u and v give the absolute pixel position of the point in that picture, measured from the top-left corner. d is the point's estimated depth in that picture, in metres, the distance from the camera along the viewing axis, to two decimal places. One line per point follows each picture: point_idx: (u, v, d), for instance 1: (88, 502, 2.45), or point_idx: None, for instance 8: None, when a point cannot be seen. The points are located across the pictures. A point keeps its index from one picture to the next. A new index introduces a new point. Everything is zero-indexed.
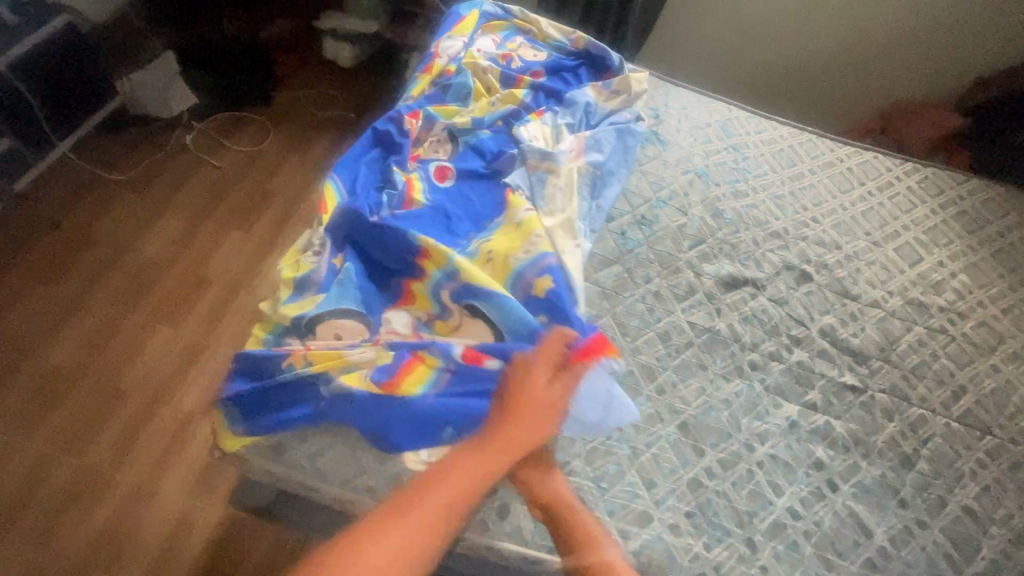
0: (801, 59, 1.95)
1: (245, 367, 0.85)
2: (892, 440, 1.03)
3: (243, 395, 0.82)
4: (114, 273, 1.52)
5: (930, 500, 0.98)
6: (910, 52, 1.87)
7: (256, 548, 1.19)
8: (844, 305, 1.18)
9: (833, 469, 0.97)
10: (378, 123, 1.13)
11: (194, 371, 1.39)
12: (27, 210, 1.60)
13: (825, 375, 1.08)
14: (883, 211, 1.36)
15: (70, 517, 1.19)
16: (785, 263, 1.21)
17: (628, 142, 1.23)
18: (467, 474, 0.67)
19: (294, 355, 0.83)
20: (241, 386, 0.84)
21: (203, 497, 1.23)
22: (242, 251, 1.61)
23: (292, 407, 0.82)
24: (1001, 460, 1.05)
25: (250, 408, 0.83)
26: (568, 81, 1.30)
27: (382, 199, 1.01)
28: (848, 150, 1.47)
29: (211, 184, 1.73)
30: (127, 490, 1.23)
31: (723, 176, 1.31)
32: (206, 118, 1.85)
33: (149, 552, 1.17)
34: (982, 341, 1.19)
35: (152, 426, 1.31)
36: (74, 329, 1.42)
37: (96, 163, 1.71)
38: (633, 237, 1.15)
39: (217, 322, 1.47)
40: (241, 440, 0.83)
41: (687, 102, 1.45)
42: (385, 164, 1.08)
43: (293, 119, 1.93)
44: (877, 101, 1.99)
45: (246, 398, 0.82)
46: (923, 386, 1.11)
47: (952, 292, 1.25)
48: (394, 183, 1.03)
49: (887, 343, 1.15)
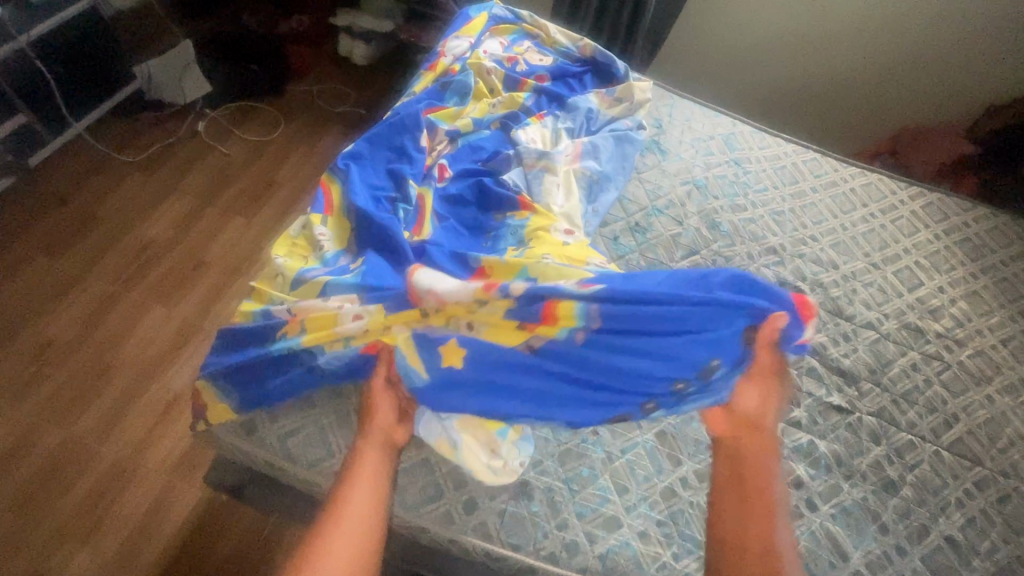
0: (811, 80, 1.96)
1: (235, 337, 0.86)
2: (876, 463, 1.01)
3: (231, 364, 0.84)
4: (117, 251, 1.55)
5: (911, 527, 0.95)
6: (922, 77, 1.86)
7: (234, 530, 1.19)
8: (836, 324, 1.17)
9: (812, 488, 0.95)
10: (390, 127, 1.07)
11: (186, 353, 1.41)
12: (38, 185, 1.63)
13: (811, 394, 1.06)
14: (885, 233, 1.34)
15: (53, 487, 1.20)
16: (778, 279, 1.20)
17: (626, 149, 1.22)
18: (363, 495, 0.73)
19: (289, 324, 0.83)
20: (230, 356, 0.85)
21: (186, 476, 1.24)
22: (243, 238, 1.63)
23: (279, 378, 0.83)
24: (989, 492, 1.02)
25: (237, 377, 0.84)
26: (572, 87, 1.32)
27: (389, 206, 0.99)
28: (852, 170, 1.46)
29: (219, 170, 1.76)
30: (110, 464, 1.24)
31: (723, 188, 1.31)
32: (219, 107, 1.89)
33: (127, 527, 1.18)
34: (977, 371, 1.17)
35: (141, 403, 1.32)
36: (74, 303, 1.45)
37: (109, 144, 1.75)
38: (625, 243, 1.15)
39: (213, 305, 1.49)
40: (229, 410, 0.85)
41: (691, 114, 1.45)
42: (394, 172, 1.03)
43: (305, 113, 1.96)
44: (887, 125, 1.98)
45: (234, 366, 0.84)
46: (913, 411, 1.09)
47: (950, 319, 1.23)
48: (407, 199, 1.00)
49: (878, 365, 1.13)
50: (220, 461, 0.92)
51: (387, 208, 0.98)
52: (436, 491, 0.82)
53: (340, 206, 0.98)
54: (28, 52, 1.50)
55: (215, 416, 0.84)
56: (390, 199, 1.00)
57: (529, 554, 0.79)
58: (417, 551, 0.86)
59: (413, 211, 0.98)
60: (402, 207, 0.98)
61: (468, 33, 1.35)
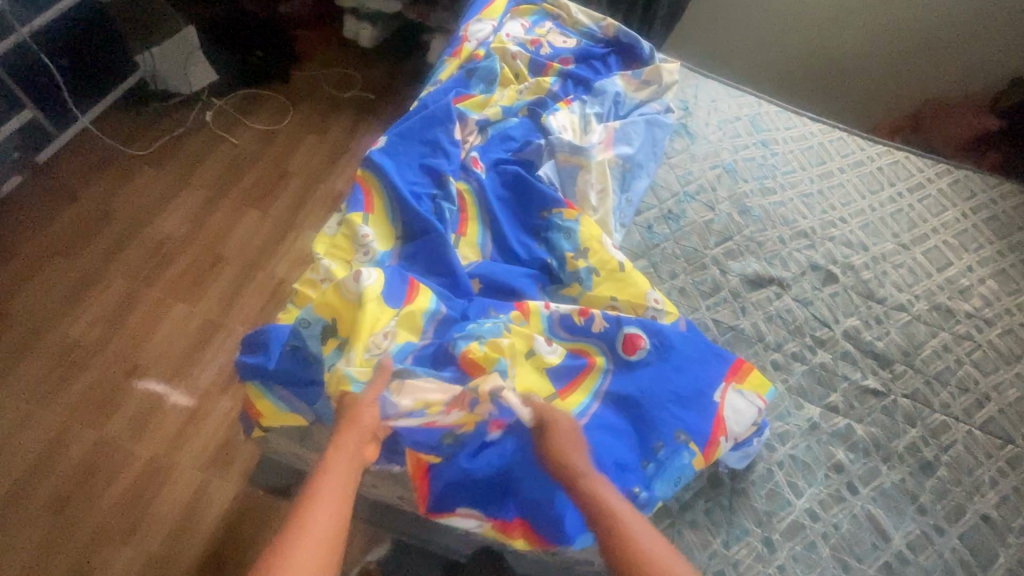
0: (831, 52, 1.92)
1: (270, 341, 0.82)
2: (912, 445, 1.01)
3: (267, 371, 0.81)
4: (133, 247, 1.53)
5: (948, 506, 0.96)
6: (945, 47, 1.82)
7: (271, 525, 1.20)
8: (869, 307, 1.16)
9: (852, 472, 0.96)
10: (422, 118, 1.05)
11: (211, 349, 1.40)
12: (49, 181, 1.60)
13: (847, 378, 1.06)
14: (913, 213, 1.32)
15: (90, 487, 1.21)
16: (811, 263, 1.19)
17: (656, 134, 1.21)
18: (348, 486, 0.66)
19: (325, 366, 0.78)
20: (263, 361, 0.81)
21: (220, 473, 1.25)
22: (259, 231, 1.60)
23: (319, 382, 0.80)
24: (1022, 469, 1.02)
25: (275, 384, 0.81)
26: (597, 69, 1.28)
27: (430, 202, 0.99)
28: (879, 149, 1.44)
29: (231, 161, 1.73)
30: (145, 463, 1.25)
31: (752, 172, 1.29)
32: (225, 96, 1.86)
33: (167, 524, 1.19)
34: (1007, 349, 1.16)
35: (171, 401, 1.32)
36: (95, 302, 1.43)
37: (117, 138, 1.72)
38: (659, 231, 1.14)
39: (235, 300, 1.48)
40: (271, 417, 0.81)
41: (717, 94, 1.42)
42: (430, 165, 1.02)
43: (314, 99, 1.92)
44: (908, 100, 1.95)
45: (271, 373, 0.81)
46: (946, 392, 1.08)
47: (979, 298, 1.22)
48: (447, 194, 0.99)
49: (912, 347, 1.12)
50: (268, 462, 0.92)
51: (429, 205, 0.98)
52: None
53: (377, 199, 0.97)
54: (29, 44, 1.45)
55: (267, 419, 0.81)
56: (430, 194, 0.99)
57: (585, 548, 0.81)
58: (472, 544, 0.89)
59: (454, 205, 0.99)
60: (443, 203, 0.98)
61: (488, 15, 1.31)
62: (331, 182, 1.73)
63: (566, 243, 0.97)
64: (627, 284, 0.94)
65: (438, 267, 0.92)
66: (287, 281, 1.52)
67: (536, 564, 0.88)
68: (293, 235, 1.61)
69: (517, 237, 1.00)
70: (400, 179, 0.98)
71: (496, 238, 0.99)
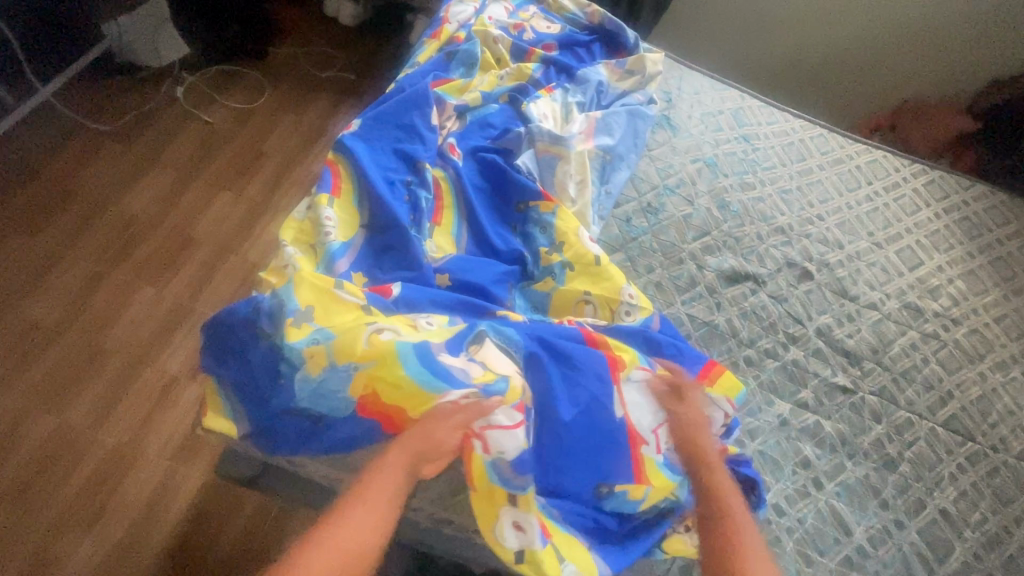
0: (816, 48, 1.92)
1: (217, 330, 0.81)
2: (877, 442, 1.03)
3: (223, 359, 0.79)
4: (98, 227, 1.47)
5: (909, 502, 0.98)
6: (927, 48, 1.83)
7: (239, 512, 1.19)
8: (841, 305, 1.17)
9: (819, 468, 0.97)
10: (399, 104, 1.03)
11: (179, 335, 1.36)
12: (8, 155, 1.53)
13: (817, 375, 1.07)
14: (888, 212, 1.33)
15: (49, 476, 1.17)
16: (787, 260, 1.20)
17: (638, 125, 1.20)
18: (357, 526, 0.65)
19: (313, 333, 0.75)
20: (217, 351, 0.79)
21: (187, 461, 1.22)
22: (232, 214, 1.55)
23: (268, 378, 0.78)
24: (980, 465, 1.05)
25: (224, 372, 0.80)
26: (581, 57, 1.26)
27: (404, 188, 0.96)
28: (858, 147, 1.44)
29: (202, 140, 1.67)
30: (108, 451, 1.21)
31: (732, 167, 1.28)
32: (197, 71, 1.79)
33: (132, 514, 1.16)
34: (972, 349, 1.18)
35: (135, 387, 1.28)
36: (57, 284, 1.38)
37: (81, 110, 1.64)
38: (638, 225, 1.14)
39: (205, 284, 1.44)
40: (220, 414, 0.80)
41: (701, 87, 1.41)
42: (405, 150, 0.99)
43: (291, 78, 1.86)
44: (889, 97, 1.95)
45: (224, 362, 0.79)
46: (912, 390, 1.10)
47: (948, 298, 1.24)
48: (422, 182, 0.97)
49: (881, 345, 1.14)
50: (232, 453, 0.89)
51: (403, 191, 0.95)
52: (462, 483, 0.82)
53: (346, 184, 0.94)
54: None
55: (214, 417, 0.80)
56: (405, 181, 0.97)
57: None
58: (437, 538, 0.88)
59: (426, 191, 0.96)
60: (418, 190, 0.96)
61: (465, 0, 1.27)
62: (308, 165, 1.69)
63: (542, 238, 0.97)
64: (603, 280, 0.93)
65: (404, 259, 0.88)
66: (260, 266, 1.48)
67: (502, 558, 0.87)
68: (266, 218, 1.56)
69: (493, 230, 0.97)
70: (367, 157, 0.96)
71: (471, 229, 0.97)
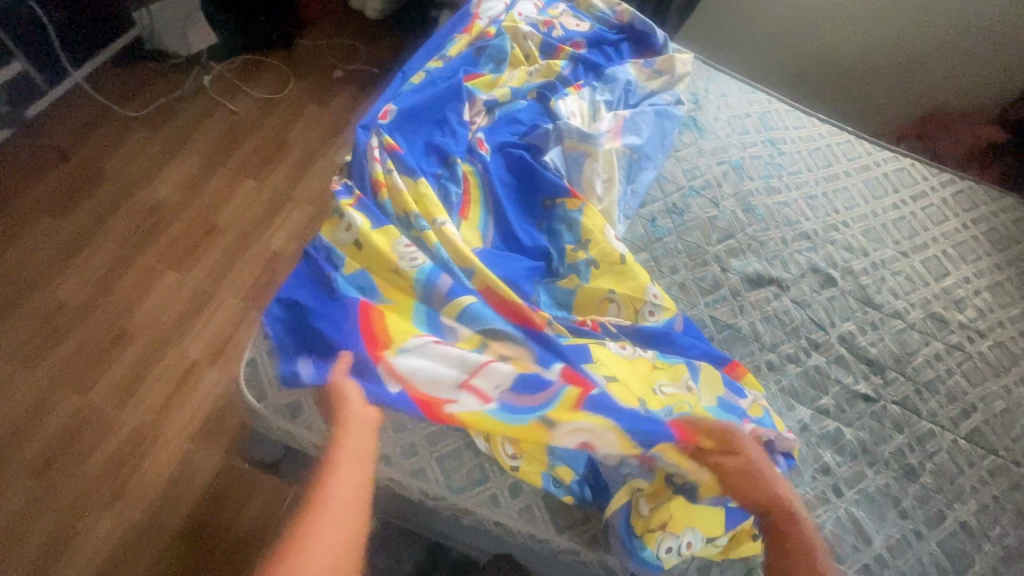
0: (843, 53, 1.91)
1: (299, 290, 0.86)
2: (898, 451, 1.02)
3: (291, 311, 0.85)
4: (124, 211, 1.49)
5: (929, 512, 0.97)
6: (958, 56, 1.81)
7: (256, 498, 1.20)
8: (865, 313, 1.16)
9: (838, 474, 0.97)
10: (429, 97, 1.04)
11: (201, 320, 1.37)
12: (39, 137, 1.55)
13: (839, 382, 1.07)
14: (914, 221, 1.32)
15: (73, 453, 1.19)
16: (811, 265, 1.19)
17: (666, 126, 1.20)
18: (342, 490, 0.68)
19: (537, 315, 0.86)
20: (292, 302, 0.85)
21: (206, 444, 1.24)
22: (255, 202, 1.57)
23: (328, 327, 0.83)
24: (1002, 480, 1.03)
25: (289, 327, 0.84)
26: (609, 55, 1.26)
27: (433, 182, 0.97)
28: (885, 154, 1.43)
29: (227, 128, 1.69)
30: (131, 431, 1.23)
31: (758, 170, 1.28)
32: (225, 61, 1.80)
33: (151, 494, 1.18)
34: (996, 362, 1.17)
35: (158, 369, 1.30)
36: (83, 266, 1.40)
37: (111, 96, 1.66)
38: (663, 225, 1.13)
39: (227, 270, 1.45)
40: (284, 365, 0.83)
41: (728, 89, 1.41)
42: (433, 144, 1.00)
43: (316, 70, 1.87)
44: (916, 105, 1.93)
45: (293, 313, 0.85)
46: (934, 400, 1.09)
47: (973, 309, 1.22)
48: (450, 176, 0.97)
49: (904, 355, 1.13)
50: (257, 437, 0.90)
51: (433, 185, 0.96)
52: (483, 474, 0.83)
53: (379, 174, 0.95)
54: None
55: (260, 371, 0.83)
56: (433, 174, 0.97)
57: (573, 537, 0.82)
58: (456, 529, 0.89)
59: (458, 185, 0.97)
60: (448, 184, 0.96)
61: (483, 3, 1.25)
62: (331, 155, 1.70)
63: (568, 235, 0.97)
64: (629, 280, 0.93)
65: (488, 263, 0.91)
66: (281, 254, 1.50)
67: (523, 551, 0.88)
68: (290, 207, 1.58)
69: (523, 229, 0.97)
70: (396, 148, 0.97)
71: (498, 223, 0.97)
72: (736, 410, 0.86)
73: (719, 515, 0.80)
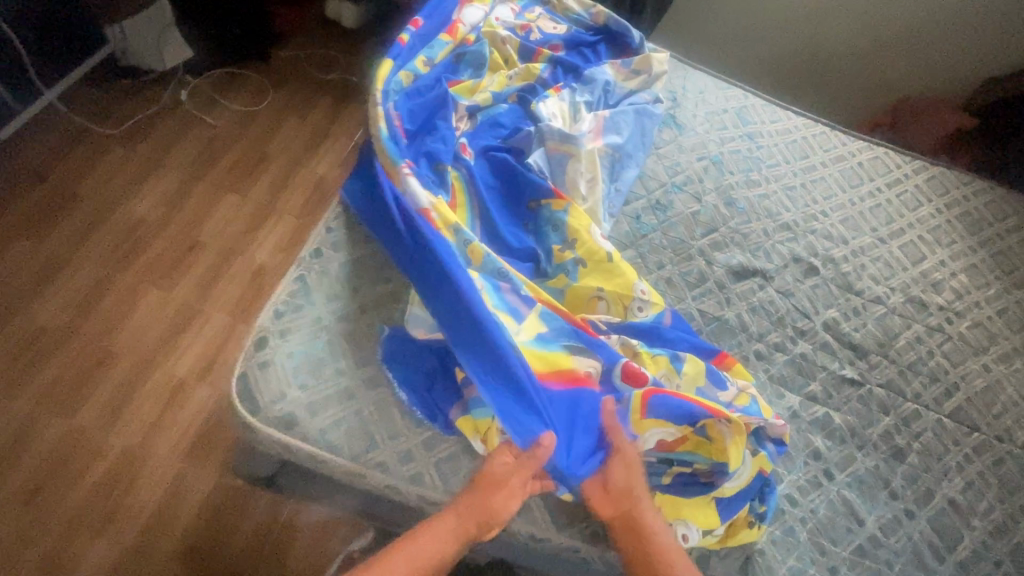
0: (815, 47, 1.95)
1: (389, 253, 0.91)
2: (886, 433, 1.04)
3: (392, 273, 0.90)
4: (104, 230, 1.47)
5: (919, 491, 1.00)
6: (922, 47, 1.87)
7: (252, 514, 1.19)
8: (847, 299, 1.19)
9: (829, 459, 0.99)
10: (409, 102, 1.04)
11: (188, 336, 1.36)
12: (12, 158, 1.52)
13: (826, 368, 1.09)
14: (891, 208, 1.35)
15: (61, 478, 1.17)
16: (793, 255, 1.21)
17: (645, 124, 1.22)
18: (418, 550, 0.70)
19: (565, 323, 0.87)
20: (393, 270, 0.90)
21: (198, 462, 1.22)
22: (238, 216, 1.56)
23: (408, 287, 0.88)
24: (986, 455, 1.06)
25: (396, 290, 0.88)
26: (587, 57, 1.28)
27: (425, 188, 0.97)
28: (859, 144, 1.46)
29: (207, 142, 1.67)
30: (120, 453, 1.21)
31: (737, 164, 1.30)
32: (201, 74, 1.79)
33: (143, 516, 1.16)
34: (975, 341, 1.20)
35: (145, 389, 1.28)
36: (64, 288, 1.37)
37: (86, 114, 1.64)
38: (647, 222, 1.15)
39: (213, 285, 1.44)
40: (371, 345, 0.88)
41: (705, 86, 1.43)
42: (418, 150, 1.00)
43: (295, 81, 1.87)
44: (885, 95, 1.99)
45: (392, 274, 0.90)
46: (918, 381, 1.12)
47: (950, 291, 1.25)
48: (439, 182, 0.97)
49: (887, 338, 1.15)
50: (251, 452, 0.89)
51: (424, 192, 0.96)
52: None
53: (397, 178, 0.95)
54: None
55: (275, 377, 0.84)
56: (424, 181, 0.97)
57: (573, 534, 0.82)
58: None
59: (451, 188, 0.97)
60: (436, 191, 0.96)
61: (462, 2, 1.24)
62: (314, 165, 1.69)
63: (554, 236, 0.97)
64: (616, 277, 0.94)
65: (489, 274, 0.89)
66: (268, 267, 1.49)
67: (525, 552, 0.88)
68: (274, 219, 1.57)
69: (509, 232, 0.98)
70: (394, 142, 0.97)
71: (485, 227, 0.98)
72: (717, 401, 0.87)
73: (713, 508, 0.83)
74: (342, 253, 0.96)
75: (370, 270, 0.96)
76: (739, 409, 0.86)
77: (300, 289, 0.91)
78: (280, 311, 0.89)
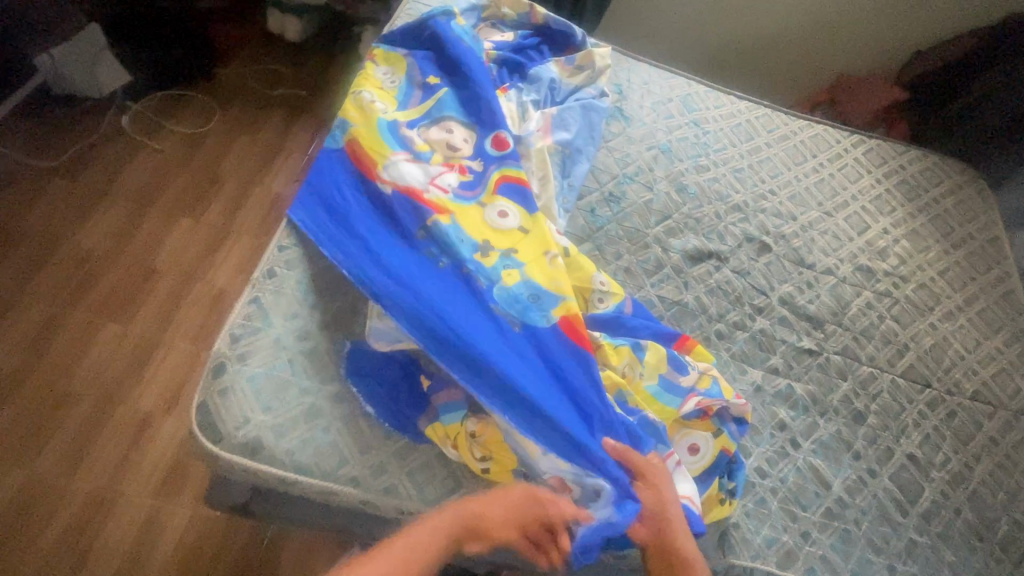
0: (754, 31, 2.01)
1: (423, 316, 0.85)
2: (846, 398, 1.09)
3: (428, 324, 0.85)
4: (50, 267, 1.41)
5: (880, 450, 1.04)
6: (853, 26, 1.95)
7: (233, 543, 1.17)
8: (800, 273, 1.23)
9: (794, 428, 1.02)
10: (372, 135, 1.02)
11: (150, 369, 1.32)
12: None
13: (785, 341, 1.13)
14: (834, 182, 1.41)
15: (26, 529, 1.12)
16: (746, 235, 1.25)
17: (593, 118, 1.24)
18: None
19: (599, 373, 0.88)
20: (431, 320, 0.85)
21: (171, 497, 1.19)
22: (193, 241, 1.52)
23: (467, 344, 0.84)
24: (939, 410, 1.12)
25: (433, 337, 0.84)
26: (531, 56, 1.29)
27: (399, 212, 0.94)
28: (800, 122, 1.52)
29: (153, 168, 1.62)
30: (87, 496, 1.17)
31: (686, 151, 1.34)
32: (143, 98, 1.74)
33: (117, 558, 1.12)
34: (921, 302, 1.26)
35: (109, 427, 1.24)
36: (12, 330, 1.32)
37: (20, 147, 1.57)
38: (602, 214, 1.17)
39: (172, 314, 1.40)
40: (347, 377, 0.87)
41: (649, 77, 1.46)
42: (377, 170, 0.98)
43: (242, 99, 1.83)
44: (823, 74, 2.07)
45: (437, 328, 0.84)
46: (871, 346, 1.17)
47: (895, 257, 1.32)
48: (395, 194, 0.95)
49: (840, 307, 1.20)
50: (220, 481, 0.88)
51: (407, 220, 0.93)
52: (455, 482, 0.83)
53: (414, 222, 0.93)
54: None
55: (238, 402, 0.82)
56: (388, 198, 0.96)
57: None
58: None
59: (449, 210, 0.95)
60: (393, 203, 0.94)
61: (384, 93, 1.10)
62: (268, 183, 1.66)
63: None
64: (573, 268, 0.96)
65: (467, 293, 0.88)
66: (228, 291, 1.46)
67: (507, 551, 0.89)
68: (231, 242, 1.54)
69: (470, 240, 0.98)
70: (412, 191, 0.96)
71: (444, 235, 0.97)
72: (679, 387, 0.89)
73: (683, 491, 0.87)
74: (298, 270, 0.95)
75: (328, 286, 0.95)
76: (702, 392, 0.90)
77: (257, 311, 0.90)
78: (238, 336, 0.88)
